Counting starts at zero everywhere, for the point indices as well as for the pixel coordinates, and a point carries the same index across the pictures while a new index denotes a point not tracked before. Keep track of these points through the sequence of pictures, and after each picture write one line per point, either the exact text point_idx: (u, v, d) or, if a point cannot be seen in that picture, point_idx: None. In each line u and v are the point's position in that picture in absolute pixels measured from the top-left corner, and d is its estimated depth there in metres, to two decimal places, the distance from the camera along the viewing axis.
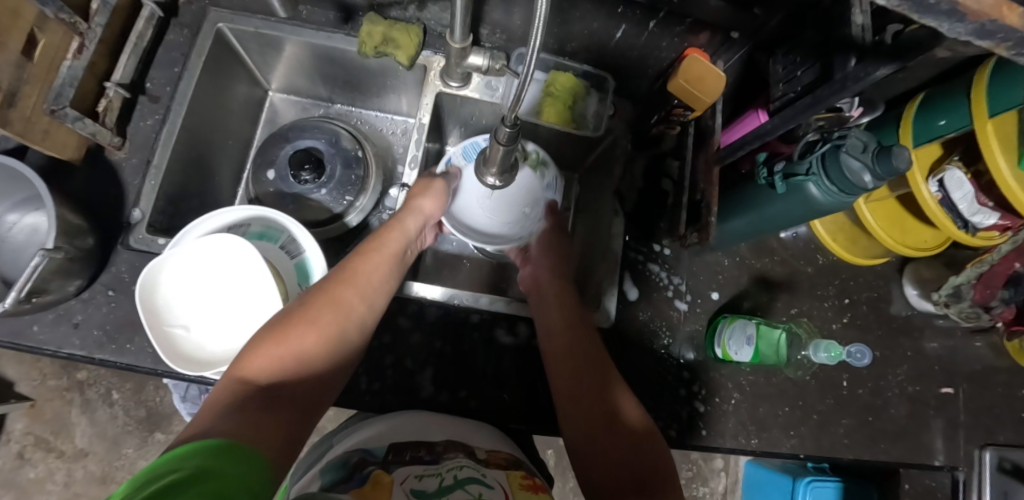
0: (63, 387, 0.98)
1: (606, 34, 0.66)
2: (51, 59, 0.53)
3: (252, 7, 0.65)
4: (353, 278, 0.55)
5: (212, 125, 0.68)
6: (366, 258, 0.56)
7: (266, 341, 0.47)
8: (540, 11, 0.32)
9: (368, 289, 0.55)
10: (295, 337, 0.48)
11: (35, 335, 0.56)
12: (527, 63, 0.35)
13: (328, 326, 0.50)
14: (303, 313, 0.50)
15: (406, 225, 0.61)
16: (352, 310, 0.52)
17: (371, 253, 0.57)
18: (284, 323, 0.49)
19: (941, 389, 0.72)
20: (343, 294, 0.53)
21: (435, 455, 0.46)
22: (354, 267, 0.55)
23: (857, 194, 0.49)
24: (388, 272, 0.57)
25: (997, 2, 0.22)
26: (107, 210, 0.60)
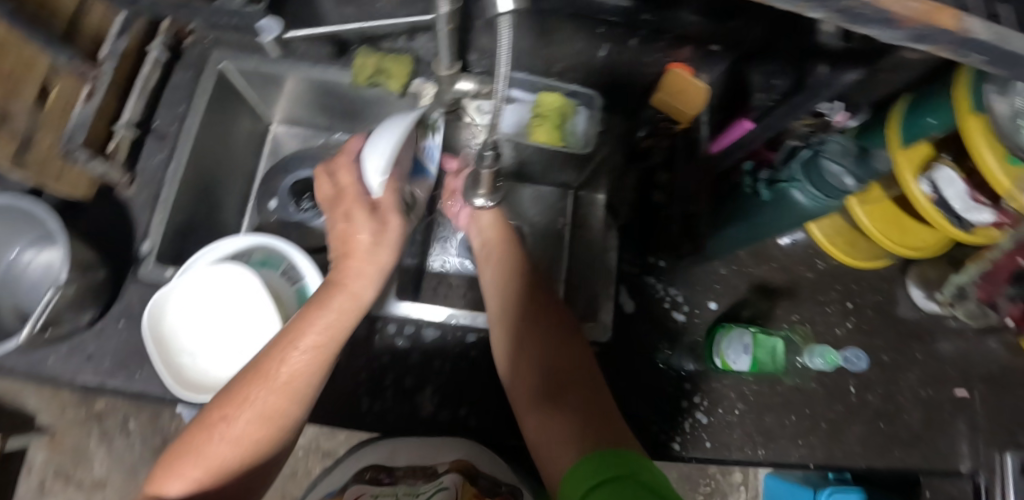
0: (82, 417, 1.01)
1: (591, 53, 0.67)
2: (63, 104, 0.56)
3: (251, 46, 0.68)
4: (270, 375, 0.45)
5: (216, 159, 0.71)
6: (288, 348, 0.46)
7: (184, 450, 0.45)
8: (504, 36, 0.34)
9: (296, 388, 0.46)
10: (213, 449, 0.44)
11: (50, 366, 0.58)
12: (499, 87, 0.37)
13: (247, 436, 0.45)
14: (218, 425, 0.45)
15: (345, 277, 0.48)
16: (277, 414, 0.45)
17: (297, 340, 0.46)
18: (203, 431, 0.45)
19: (955, 392, 0.70)
20: (261, 398, 0.45)
21: (394, 478, 0.59)
22: (275, 362, 0.46)
23: (842, 197, 0.49)
24: (325, 361, 0.47)
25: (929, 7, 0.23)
26: (118, 243, 0.63)
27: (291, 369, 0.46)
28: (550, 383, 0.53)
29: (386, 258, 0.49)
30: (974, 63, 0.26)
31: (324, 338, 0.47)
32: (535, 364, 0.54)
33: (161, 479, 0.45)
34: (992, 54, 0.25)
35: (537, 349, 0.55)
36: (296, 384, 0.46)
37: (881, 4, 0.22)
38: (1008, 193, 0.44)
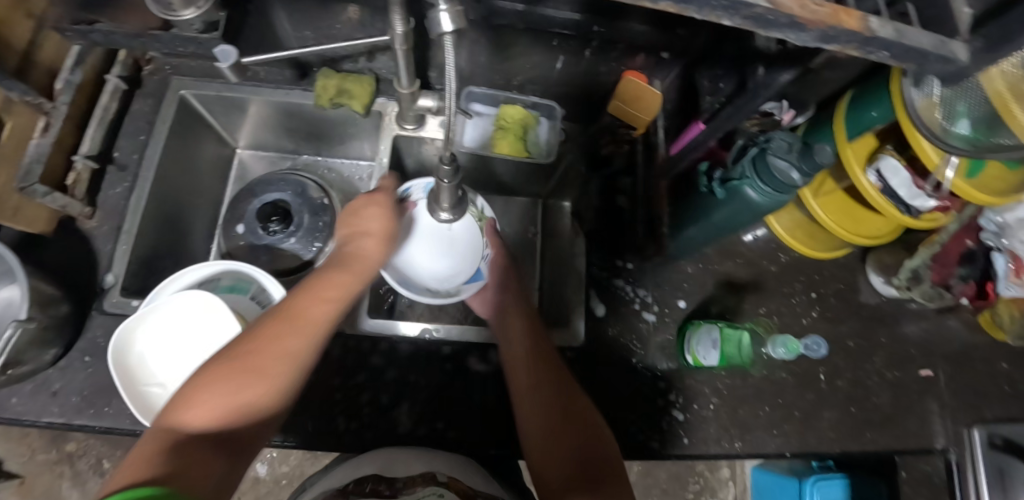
0: (52, 461, 0.97)
1: (548, 65, 0.69)
2: (19, 139, 0.55)
3: (211, 73, 0.69)
4: (298, 315, 0.47)
5: (179, 187, 0.70)
6: (308, 293, 0.49)
7: (196, 389, 0.40)
8: (448, 55, 0.35)
9: (320, 330, 0.47)
10: (238, 382, 0.41)
11: (13, 407, 0.56)
12: (449, 104, 0.39)
13: (273, 371, 0.43)
14: (245, 359, 0.43)
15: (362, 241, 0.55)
16: (299, 351, 0.45)
17: (319, 287, 0.49)
18: (223, 367, 0.42)
19: (921, 373, 0.72)
20: (287, 335, 0.45)
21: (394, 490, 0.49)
22: (298, 304, 0.47)
23: (791, 191, 0.51)
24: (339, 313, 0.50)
25: (833, 10, 0.25)
26: (80, 276, 0.61)
27: (318, 317, 0.47)
28: (549, 418, 0.53)
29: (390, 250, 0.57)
30: (883, 58, 0.28)
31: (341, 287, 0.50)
32: (541, 393, 0.54)
33: (170, 416, 0.39)
34: (896, 49, 0.27)
35: (540, 373, 0.56)
36: (320, 329, 0.47)
37: (786, 9, 0.24)
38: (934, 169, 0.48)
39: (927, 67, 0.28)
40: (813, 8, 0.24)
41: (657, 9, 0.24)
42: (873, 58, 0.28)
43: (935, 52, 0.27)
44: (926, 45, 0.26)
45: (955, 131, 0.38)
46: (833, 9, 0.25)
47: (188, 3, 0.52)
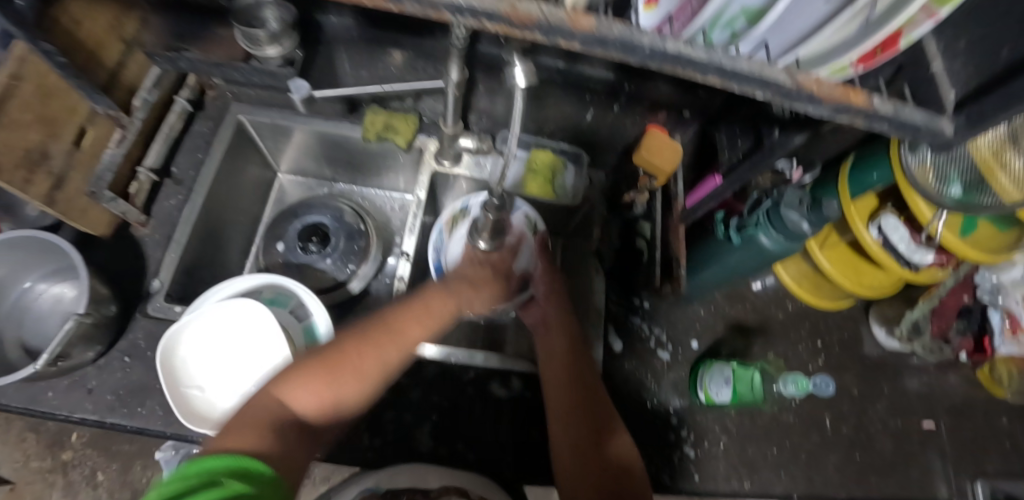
0: (46, 469, 0.96)
1: (578, 117, 0.76)
2: (96, 148, 0.60)
3: (270, 102, 0.74)
4: (400, 331, 0.52)
5: (226, 204, 0.75)
6: (418, 310, 0.53)
7: (311, 375, 0.48)
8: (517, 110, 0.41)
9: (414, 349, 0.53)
10: (341, 377, 0.48)
11: (50, 401, 0.58)
12: (510, 146, 0.45)
13: (370, 374, 0.50)
14: (351, 359, 0.49)
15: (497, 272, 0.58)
16: (393, 363, 0.51)
17: (429, 307, 0.53)
18: (336, 361, 0.49)
19: (922, 424, 0.75)
20: (389, 347, 0.51)
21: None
22: (406, 319, 0.52)
23: (800, 240, 0.56)
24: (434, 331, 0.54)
25: (846, 89, 0.29)
26: (128, 280, 0.65)
27: (412, 333, 0.52)
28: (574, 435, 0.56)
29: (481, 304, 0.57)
30: (884, 131, 0.32)
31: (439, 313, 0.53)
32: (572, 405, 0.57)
33: (283, 386, 0.48)
34: (895, 124, 0.31)
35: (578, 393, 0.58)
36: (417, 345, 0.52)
37: (808, 86, 0.29)
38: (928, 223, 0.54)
39: (919, 139, 0.33)
40: (832, 87, 0.29)
41: (703, 82, 0.29)
42: (875, 130, 0.33)
43: (927, 128, 0.31)
44: (917, 121, 0.31)
45: (950, 191, 0.43)
46: (846, 88, 0.30)
47: (273, 42, 0.60)
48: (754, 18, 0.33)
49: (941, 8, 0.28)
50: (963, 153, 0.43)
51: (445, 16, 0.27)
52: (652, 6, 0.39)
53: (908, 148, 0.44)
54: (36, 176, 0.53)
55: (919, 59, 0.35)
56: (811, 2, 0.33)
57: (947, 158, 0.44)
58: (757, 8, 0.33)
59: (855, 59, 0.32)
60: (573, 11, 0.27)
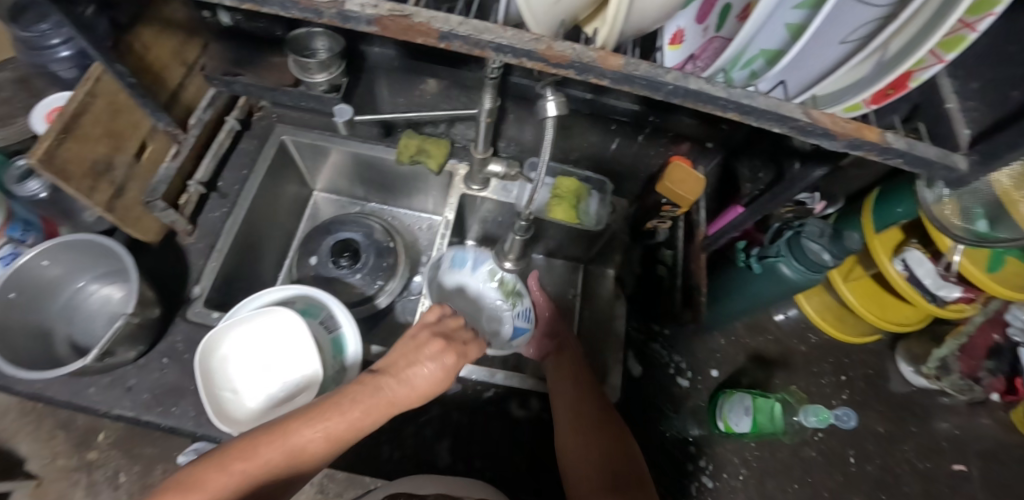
0: (71, 467, 0.99)
1: (603, 146, 0.78)
2: (154, 161, 0.64)
3: (313, 124, 0.79)
4: (293, 431, 0.43)
5: (266, 219, 0.79)
6: (313, 424, 0.43)
7: (186, 491, 0.39)
8: (547, 140, 0.44)
9: (316, 448, 0.43)
10: (221, 481, 0.40)
11: (90, 396, 0.61)
12: (539, 172, 0.47)
13: (257, 477, 0.41)
14: (237, 461, 0.41)
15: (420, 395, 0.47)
16: (295, 463, 0.43)
17: (329, 414, 0.44)
18: (223, 461, 0.41)
19: (953, 467, 0.75)
20: (278, 461, 0.42)
21: None
22: (296, 428, 0.43)
23: (822, 271, 0.57)
24: (343, 428, 0.44)
25: (859, 126, 0.31)
26: (172, 286, 0.68)
27: (310, 432, 0.43)
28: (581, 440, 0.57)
29: (420, 384, 0.47)
30: (896, 165, 0.33)
31: (341, 430, 0.44)
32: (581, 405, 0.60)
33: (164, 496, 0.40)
34: (909, 158, 0.32)
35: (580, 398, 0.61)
36: (318, 443, 0.43)
37: (823, 123, 0.30)
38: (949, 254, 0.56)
39: (934, 174, 0.34)
40: (846, 124, 0.31)
41: (723, 117, 0.31)
42: (889, 164, 0.34)
43: (941, 162, 0.32)
44: (931, 156, 0.32)
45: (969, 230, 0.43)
46: (859, 125, 0.31)
47: (323, 70, 0.64)
48: (772, 58, 0.36)
49: (947, 54, 0.30)
50: (982, 187, 0.43)
51: (489, 54, 0.30)
52: (677, 45, 0.42)
53: (926, 186, 0.43)
54: (100, 186, 0.57)
55: (934, 98, 0.36)
56: (827, 44, 0.35)
57: (969, 195, 0.44)
58: (775, 49, 0.35)
59: (868, 98, 0.34)
60: (604, 51, 0.29)
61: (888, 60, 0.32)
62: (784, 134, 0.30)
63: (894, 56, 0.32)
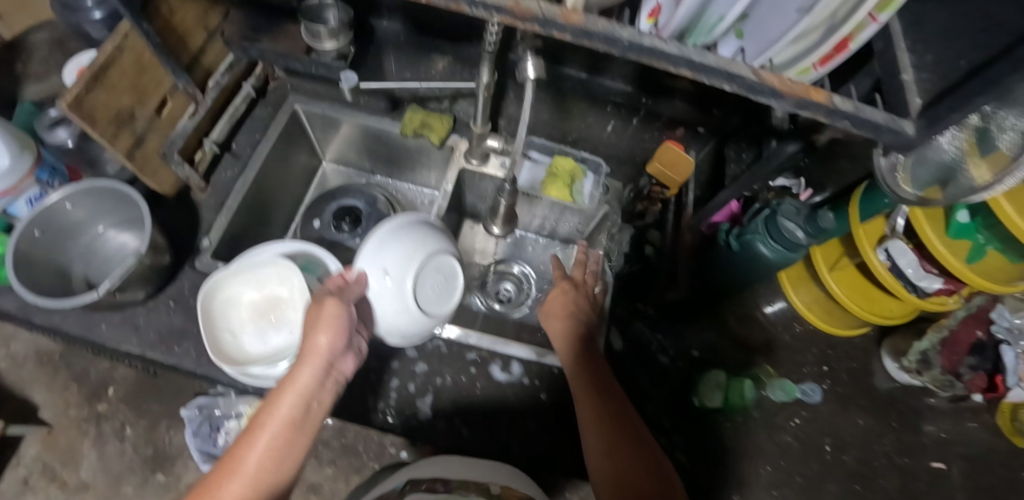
0: (81, 417, 1.06)
1: (599, 128, 0.80)
2: (172, 117, 0.69)
3: (324, 96, 0.82)
4: (235, 458, 0.45)
5: (276, 184, 0.83)
6: (264, 433, 0.46)
7: None
8: (525, 111, 0.47)
9: (265, 455, 0.45)
10: None
11: (101, 332, 0.66)
12: (516, 150, 0.51)
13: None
14: None
15: (334, 345, 0.49)
16: (249, 475, 0.44)
17: (256, 428, 0.47)
18: None
19: (931, 464, 0.77)
20: (256, 479, 0.45)
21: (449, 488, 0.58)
22: (244, 452, 0.45)
23: (796, 250, 0.58)
24: (281, 424, 0.47)
25: (806, 87, 0.33)
26: (183, 236, 0.73)
27: (248, 451, 0.45)
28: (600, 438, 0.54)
29: (323, 342, 0.48)
30: (845, 128, 0.35)
31: (290, 417, 0.47)
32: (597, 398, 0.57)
33: None
34: (856, 121, 0.35)
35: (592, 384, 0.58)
36: (263, 452, 0.45)
37: (769, 81, 0.33)
38: (938, 246, 0.61)
39: (883, 138, 0.36)
40: (793, 84, 0.33)
41: (677, 74, 0.34)
42: (838, 127, 0.36)
43: (886, 125, 0.35)
44: (877, 119, 0.34)
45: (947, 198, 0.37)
46: (806, 86, 0.33)
47: (332, 37, 0.68)
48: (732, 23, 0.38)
49: (881, 14, 0.31)
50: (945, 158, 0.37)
51: (463, 8, 0.33)
52: (654, 18, 0.43)
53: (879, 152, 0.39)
54: (122, 135, 0.62)
55: (893, 71, 0.38)
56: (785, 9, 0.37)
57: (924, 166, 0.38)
58: None
59: (815, 61, 0.36)
60: (566, 9, 0.32)
61: (833, 26, 0.35)
62: (734, 89, 0.32)
63: (839, 21, 0.34)
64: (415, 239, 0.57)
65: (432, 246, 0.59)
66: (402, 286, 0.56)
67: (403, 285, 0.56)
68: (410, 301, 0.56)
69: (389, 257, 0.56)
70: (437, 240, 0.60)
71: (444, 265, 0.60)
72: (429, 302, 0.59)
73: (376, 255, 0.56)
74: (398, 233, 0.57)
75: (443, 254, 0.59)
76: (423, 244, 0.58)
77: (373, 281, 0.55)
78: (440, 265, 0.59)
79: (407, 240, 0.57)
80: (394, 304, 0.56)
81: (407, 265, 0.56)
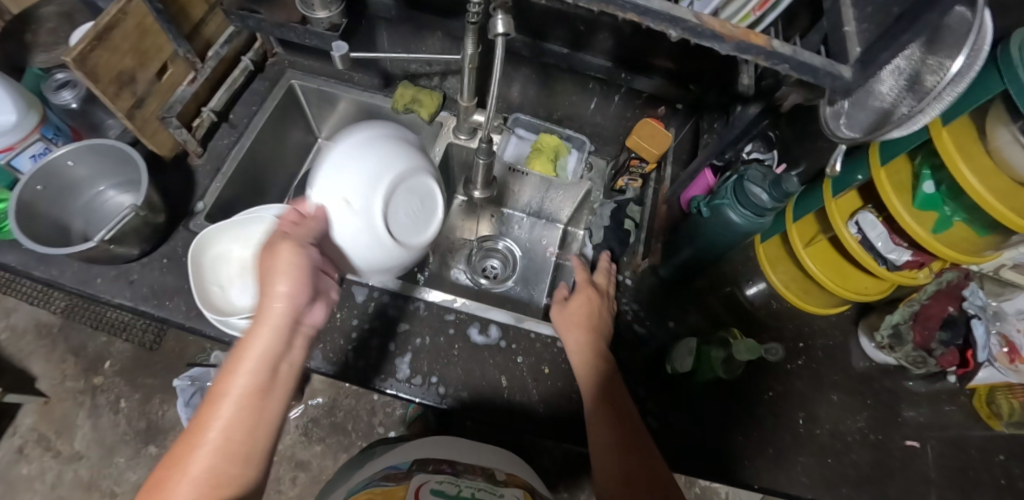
0: (78, 389, 1.09)
1: (583, 105, 0.84)
2: (173, 83, 0.72)
3: (320, 71, 0.86)
4: (205, 423, 0.45)
5: (272, 155, 0.86)
6: (233, 389, 0.46)
7: None
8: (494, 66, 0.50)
9: (238, 412, 0.45)
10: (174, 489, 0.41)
11: (97, 285, 0.69)
12: (488, 117, 0.57)
13: (202, 464, 0.43)
14: (170, 470, 0.42)
15: (294, 294, 0.50)
16: (224, 433, 0.44)
17: (224, 388, 0.46)
18: (159, 483, 0.42)
19: (905, 442, 0.77)
20: (233, 432, 0.45)
21: (455, 471, 0.59)
22: (213, 413, 0.45)
23: (764, 214, 0.61)
24: (248, 378, 0.47)
25: (745, 31, 0.35)
26: (178, 200, 0.76)
27: (219, 411, 0.45)
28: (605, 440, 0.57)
29: (286, 288, 0.49)
30: (787, 72, 0.38)
31: (259, 368, 0.47)
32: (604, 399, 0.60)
33: None
34: (795, 64, 0.37)
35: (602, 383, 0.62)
36: (234, 409, 0.45)
37: (709, 25, 0.35)
38: (903, 215, 0.63)
39: (824, 83, 0.38)
40: (733, 28, 0.35)
41: (626, 18, 0.36)
42: (781, 72, 0.38)
43: (824, 68, 0.37)
44: (815, 63, 0.37)
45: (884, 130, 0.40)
46: (745, 30, 0.36)
47: (324, 7, 0.72)
48: None
49: None
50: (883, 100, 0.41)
51: None
52: None
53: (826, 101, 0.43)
54: (123, 94, 0.65)
55: (836, 22, 0.40)
56: None
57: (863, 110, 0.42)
58: None
59: (754, 7, 0.44)
60: None
61: None
62: (675, 31, 0.35)
63: None
64: (376, 161, 0.58)
65: (390, 167, 0.59)
66: (368, 213, 0.57)
67: (367, 210, 0.57)
68: (378, 226, 0.58)
69: (349, 184, 0.57)
70: (398, 158, 0.60)
71: (410, 188, 0.62)
72: (398, 227, 0.61)
73: (330, 183, 0.57)
74: (355, 156, 0.58)
75: (406, 176, 0.61)
76: (383, 165, 0.58)
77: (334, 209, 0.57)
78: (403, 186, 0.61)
79: (364, 164, 0.57)
80: (361, 230, 0.58)
81: (368, 190, 0.57)
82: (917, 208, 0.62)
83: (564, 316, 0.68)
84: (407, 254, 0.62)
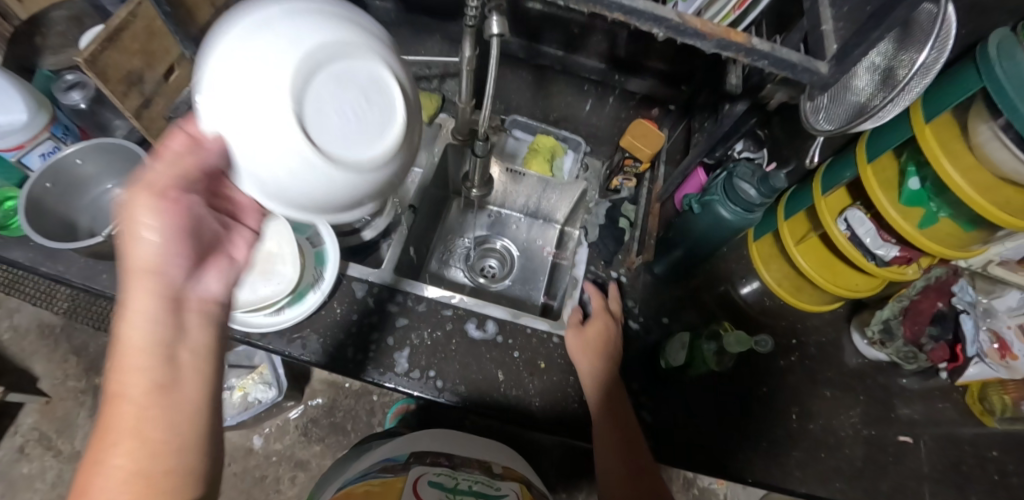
0: (80, 389, 1.10)
1: (578, 107, 0.86)
2: (179, 84, 0.75)
3: None
4: (107, 421, 0.36)
5: None
6: (124, 376, 0.37)
7: None
8: (490, 69, 0.52)
9: (139, 400, 0.37)
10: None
11: (102, 281, 0.70)
12: (483, 117, 0.58)
13: (122, 465, 0.35)
14: (85, 483, 0.35)
15: (165, 261, 0.40)
16: (134, 426, 0.36)
17: (114, 378, 0.37)
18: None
19: (898, 437, 0.77)
20: (145, 422, 0.37)
21: (453, 463, 0.59)
22: (113, 408, 0.37)
23: (752, 210, 0.63)
24: (139, 359, 0.38)
25: (725, 29, 0.37)
26: None
27: (115, 406, 0.36)
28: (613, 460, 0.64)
29: (154, 244, 0.39)
30: (766, 68, 0.40)
31: (147, 343, 0.38)
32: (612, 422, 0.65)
33: None
34: (773, 60, 0.39)
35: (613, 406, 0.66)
36: (133, 397, 0.37)
37: (691, 24, 0.37)
38: (891, 211, 0.64)
39: (802, 78, 0.40)
40: (713, 27, 0.37)
41: (612, 18, 0.38)
42: (762, 68, 0.40)
43: (801, 64, 0.39)
44: (793, 59, 0.39)
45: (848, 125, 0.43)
46: (725, 28, 0.37)
47: None
48: None
49: None
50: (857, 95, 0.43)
51: None
52: None
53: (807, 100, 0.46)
54: (131, 94, 0.67)
55: (815, 21, 0.42)
56: None
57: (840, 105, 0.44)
58: None
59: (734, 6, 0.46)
60: None
61: None
62: (659, 29, 0.37)
63: None
64: (291, 36, 0.32)
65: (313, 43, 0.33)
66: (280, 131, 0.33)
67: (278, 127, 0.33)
68: (299, 148, 0.33)
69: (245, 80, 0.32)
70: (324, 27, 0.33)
71: (346, 65, 0.34)
72: (325, 130, 0.34)
73: (216, 80, 0.33)
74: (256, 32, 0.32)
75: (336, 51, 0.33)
76: (303, 42, 0.32)
77: (228, 123, 0.33)
78: (331, 68, 0.33)
79: (268, 43, 0.32)
80: (272, 152, 0.33)
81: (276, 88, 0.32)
82: (904, 204, 0.64)
83: (579, 341, 0.70)
84: (353, 181, 0.36)
